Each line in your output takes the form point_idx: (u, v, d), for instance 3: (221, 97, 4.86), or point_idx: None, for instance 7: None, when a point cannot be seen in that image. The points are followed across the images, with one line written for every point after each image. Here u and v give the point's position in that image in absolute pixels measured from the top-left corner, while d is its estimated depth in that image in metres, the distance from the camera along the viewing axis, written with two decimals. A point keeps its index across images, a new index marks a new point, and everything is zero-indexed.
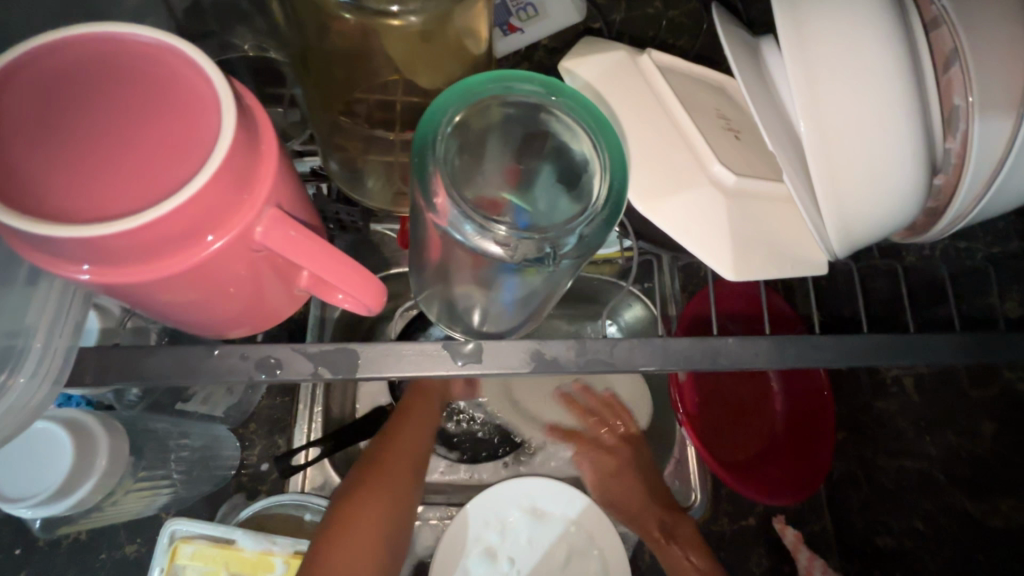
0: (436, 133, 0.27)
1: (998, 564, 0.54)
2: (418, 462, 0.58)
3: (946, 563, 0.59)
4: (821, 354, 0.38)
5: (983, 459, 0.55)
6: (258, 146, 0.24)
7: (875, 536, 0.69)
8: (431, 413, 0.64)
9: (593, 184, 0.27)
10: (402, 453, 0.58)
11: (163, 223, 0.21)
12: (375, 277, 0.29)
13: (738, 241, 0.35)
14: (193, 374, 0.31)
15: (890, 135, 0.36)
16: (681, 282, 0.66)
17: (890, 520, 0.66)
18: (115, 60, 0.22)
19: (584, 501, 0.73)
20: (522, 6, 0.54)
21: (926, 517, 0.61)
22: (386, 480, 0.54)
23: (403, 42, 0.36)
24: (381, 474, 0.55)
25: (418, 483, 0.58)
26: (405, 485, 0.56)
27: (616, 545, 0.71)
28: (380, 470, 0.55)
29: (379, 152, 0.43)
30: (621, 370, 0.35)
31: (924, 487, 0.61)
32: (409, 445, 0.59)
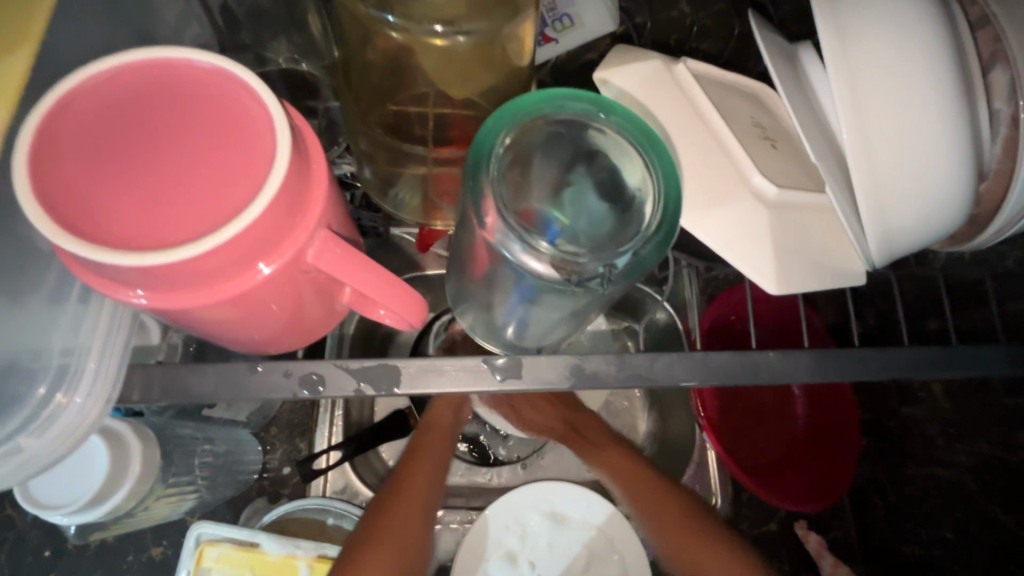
0: (488, 153, 0.27)
1: None
2: (431, 487, 0.60)
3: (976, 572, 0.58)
4: (861, 367, 0.37)
5: (1014, 468, 0.54)
6: (308, 169, 0.24)
7: (901, 544, 0.68)
8: (441, 450, 0.64)
9: (644, 206, 0.27)
10: (412, 493, 0.58)
11: (222, 250, 0.21)
12: (417, 293, 0.29)
13: (779, 254, 0.35)
14: (237, 390, 0.32)
15: (932, 146, 0.36)
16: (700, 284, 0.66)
17: (918, 528, 0.65)
18: (170, 85, 0.22)
19: (604, 506, 0.72)
20: (557, 15, 0.52)
21: (955, 525, 0.60)
22: (399, 523, 0.55)
23: (444, 58, 0.37)
24: (394, 517, 0.55)
25: (431, 507, 0.59)
26: (417, 527, 0.56)
27: (636, 550, 0.71)
28: (392, 512, 0.56)
29: (413, 167, 0.42)
30: (661, 385, 0.34)
31: (953, 495, 0.60)
32: (418, 486, 0.59)
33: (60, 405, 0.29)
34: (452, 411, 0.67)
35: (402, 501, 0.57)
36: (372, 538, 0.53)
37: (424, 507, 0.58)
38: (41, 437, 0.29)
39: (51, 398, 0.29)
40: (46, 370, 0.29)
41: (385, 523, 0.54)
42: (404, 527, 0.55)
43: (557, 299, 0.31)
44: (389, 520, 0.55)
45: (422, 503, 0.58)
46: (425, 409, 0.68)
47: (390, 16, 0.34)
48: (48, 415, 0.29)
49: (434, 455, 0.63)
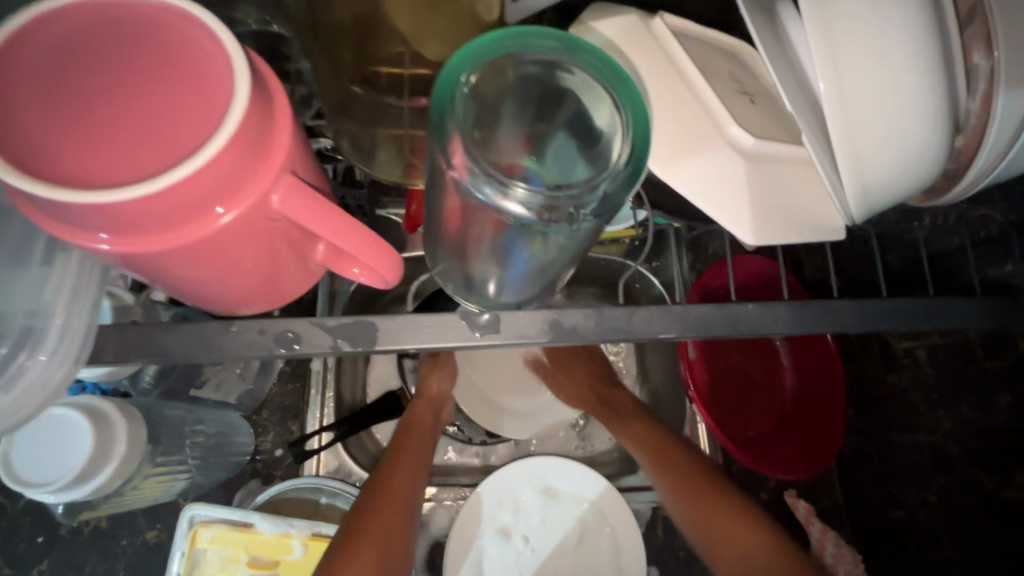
0: (453, 92, 0.26)
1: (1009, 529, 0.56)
2: (417, 479, 0.65)
3: (956, 530, 0.61)
4: (840, 320, 0.37)
5: (996, 429, 0.56)
6: (271, 112, 0.23)
7: (888, 509, 0.71)
8: (424, 444, 0.69)
9: (613, 144, 0.27)
10: (396, 485, 0.62)
11: (180, 188, 0.20)
12: (391, 248, 0.29)
13: (756, 204, 0.35)
14: (212, 349, 0.32)
15: (908, 92, 0.36)
16: (690, 260, 0.73)
17: (901, 493, 0.69)
18: (125, 23, 0.22)
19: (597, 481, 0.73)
20: None
21: (939, 489, 0.63)
22: (383, 524, 0.58)
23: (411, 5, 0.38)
24: (380, 509, 0.59)
25: (417, 496, 0.64)
26: (399, 528, 0.59)
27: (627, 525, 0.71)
28: (374, 515, 0.58)
29: (390, 124, 0.44)
30: (641, 339, 0.34)
31: (937, 459, 0.63)
32: (401, 483, 0.63)
33: (22, 365, 0.29)
34: (438, 404, 0.72)
35: (386, 499, 0.60)
36: (360, 529, 0.57)
37: (409, 497, 0.62)
38: (4, 397, 0.29)
39: (14, 357, 0.29)
40: (9, 330, 0.29)
41: (372, 514, 0.59)
42: (387, 523, 0.58)
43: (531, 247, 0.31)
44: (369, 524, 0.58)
45: (403, 505, 0.61)
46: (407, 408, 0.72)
47: None
48: (10, 374, 0.29)
49: (417, 451, 0.68)
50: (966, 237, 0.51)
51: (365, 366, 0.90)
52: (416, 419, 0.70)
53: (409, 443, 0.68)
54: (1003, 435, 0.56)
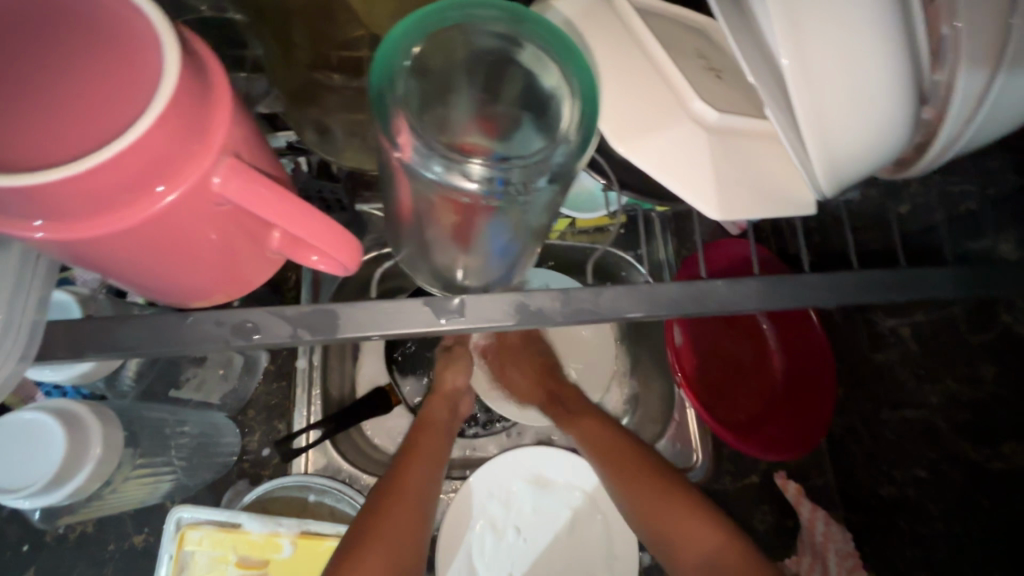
0: (395, 67, 0.27)
1: (998, 502, 0.63)
2: (433, 475, 0.65)
3: (948, 501, 0.69)
4: (812, 293, 0.37)
5: (983, 402, 0.63)
6: (209, 91, 0.23)
7: (880, 487, 0.80)
8: (440, 440, 0.70)
9: (562, 108, 0.27)
10: (413, 483, 0.63)
11: (110, 170, 0.20)
12: (353, 237, 0.29)
13: (722, 179, 0.35)
14: (165, 341, 0.31)
15: (870, 60, 0.35)
16: (675, 245, 0.78)
17: (894, 471, 0.77)
18: (54, 7, 0.22)
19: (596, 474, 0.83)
20: None
21: (928, 464, 0.71)
22: (395, 520, 0.59)
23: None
24: (392, 507, 0.60)
25: (433, 490, 0.64)
26: (416, 521, 0.60)
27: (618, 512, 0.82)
28: (390, 507, 0.60)
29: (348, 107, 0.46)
30: (608, 320, 0.34)
31: (928, 435, 0.71)
32: (415, 479, 0.63)
33: None
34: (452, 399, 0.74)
35: (399, 496, 0.61)
36: (373, 527, 0.58)
37: (423, 493, 0.63)
38: None
39: None
40: None
41: (385, 512, 0.60)
42: (401, 520, 0.59)
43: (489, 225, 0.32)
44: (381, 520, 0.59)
45: (418, 499, 0.62)
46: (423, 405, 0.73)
47: None
48: None
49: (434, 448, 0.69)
50: (941, 214, 0.56)
51: (354, 363, 0.89)
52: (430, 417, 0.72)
53: (427, 437, 0.70)
54: (990, 405, 0.62)
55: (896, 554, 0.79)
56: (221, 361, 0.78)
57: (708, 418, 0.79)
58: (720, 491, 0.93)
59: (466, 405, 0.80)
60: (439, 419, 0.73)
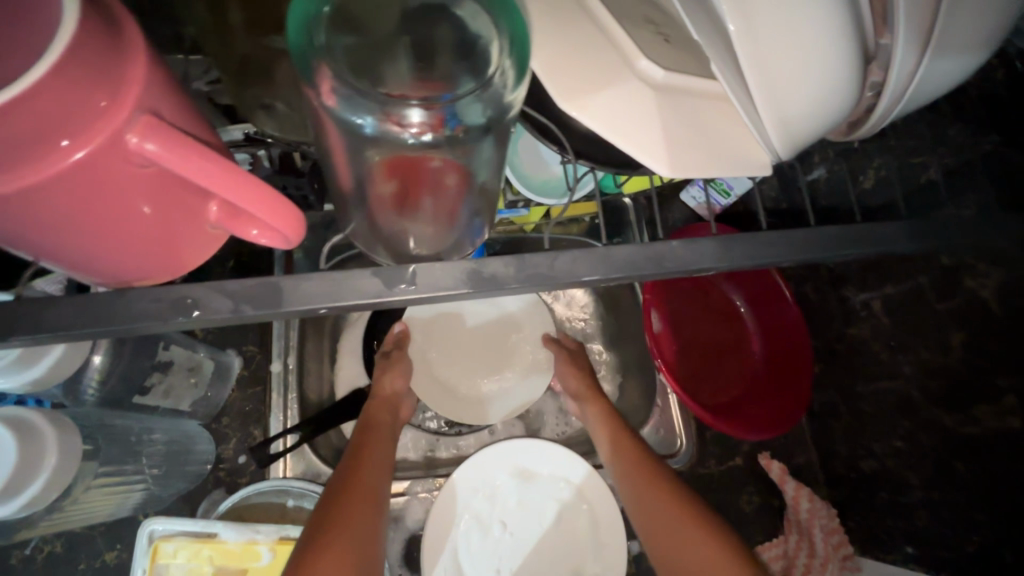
0: (311, 26, 0.30)
1: (972, 467, 0.69)
2: (383, 476, 0.66)
3: (924, 471, 0.75)
4: (769, 251, 0.38)
5: (953, 369, 0.70)
6: (121, 53, 0.24)
7: (859, 461, 0.86)
8: (387, 445, 0.72)
9: (490, 50, 0.31)
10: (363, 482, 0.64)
11: (7, 119, 0.21)
12: (294, 208, 0.29)
13: (670, 135, 0.36)
14: (99, 320, 0.32)
15: (809, 14, 0.34)
16: (649, 233, 0.79)
17: (871, 444, 0.84)
18: None
19: (585, 466, 0.87)
20: None
21: (903, 433, 0.78)
22: (351, 517, 0.59)
23: None
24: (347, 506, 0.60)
25: (383, 492, 0.65)
26: (370, 518, 0.61)
27: (603, 500, 0.86)
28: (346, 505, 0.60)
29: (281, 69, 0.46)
30: (564, 283, 0.34)
31: (902, 404, 0.78)
32: (367, 480, 0.64)
33: None
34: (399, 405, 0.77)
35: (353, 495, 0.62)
36: (329, 526, 0.58)
37: (375, 493, 0.64)
38: None
39: None
40: None
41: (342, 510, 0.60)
42: (356, 518, 0.59)
43: (444, 172, 0.39)
44: (336, 523, 0.58)
45: (371, 498, 0.62)
46: (365, 408, 0.76)
47: None
48: None
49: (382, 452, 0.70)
50: (901, 187, 0.61)
51: (333, 367, 0.92)
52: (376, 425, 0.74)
53: (374, 440, 0.72)
54: (955, 374, 0.70)
55: (887, 523, 0.81)
56: (189, 365, 0.78)
57: (692, 404, 0.85)
58: (705, 474, 0.95)
59: (405, 409, 0.83)
60: (382, 424, 0.75)
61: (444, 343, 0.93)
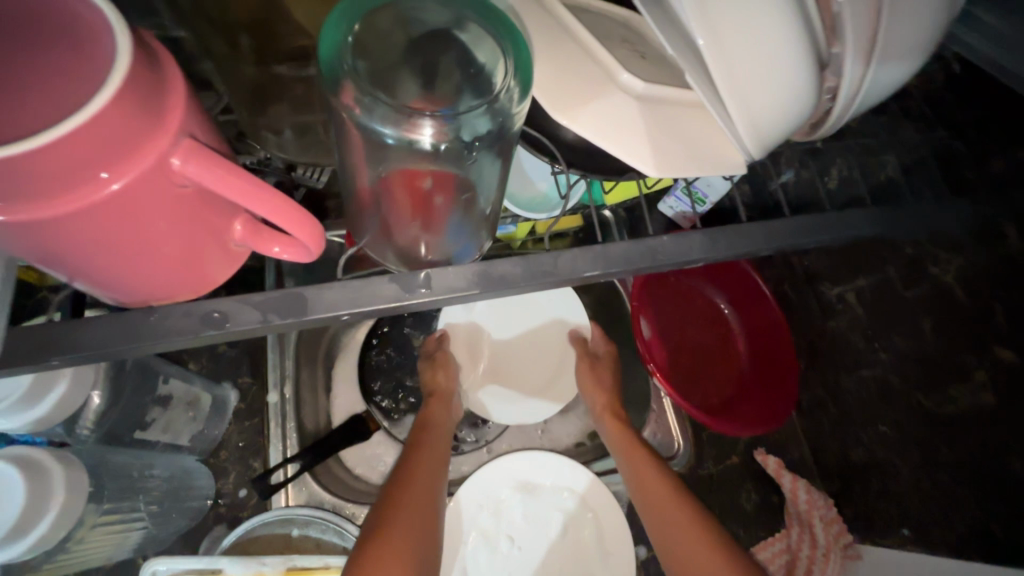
0: (337, 49, 0.34)
1: (954, 446, 0.72)
2: (434, 480, 0.72)
3: (910, 453, 0.79)
4: (751, 242, 0.41)
5: (928, 354, 0.75)
6: (164, 84, 0.27)
7: (851, 451, 0.89)
8: (440, 448, 0.78)
9: (495, 70, 0.35)
10: (419, 484, 0.70)
11: (69, 143, 0.24)
12: (317, 222, 0.32)
13: (655, 141, 0.39)
14: (134, 336, 0.36)
15: (775, 29, 0.38)
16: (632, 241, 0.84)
17: (861, 433, 0.87)
18: (22, 15, 0.26)
19: (587, 476, 0.88)
20: None
21: (889, 421, 0.82)
22: (411, 515, 0.65)
23: None
24: (405, 507, 0.66)
25: (438, 496, 0.72)
26: (427, 516, 0.67)
27: (606, 508, 0.87)
28: (404, 506, 0.66)
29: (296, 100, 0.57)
30: (567, 279, 0.38)
31: (883, 392, 0.83)
32: (422, 483, 0.70)
33: None
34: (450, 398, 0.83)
35: (410, 497, 0.68)
36: (391, 523, 0.63)
37: (431, 498, 0.70)
38: None
39: None
40: None
41: (402, 509, 0.65)
42: (412, 520, 0.65)
43: (436, 192, 0.45)
44: (389, 527, 0.63)
45: (424, 501, 0.68)
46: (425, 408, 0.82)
47: None
48: None
49: (435, 456, 0.76)
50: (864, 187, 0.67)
51: (328, 399, 0.91)
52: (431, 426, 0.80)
53: (429, 441, 0.78)
54: (929, 355, 0.75)
55: (878, 508, 0.85)
56: (187, 399, 0.79)
57: (687, 406, 0.87)
58: (704, 475, 0.99)
59: (456, 406, 0.88)
60: (441, 421, 0.82)
61: (486, 344, 0.93)
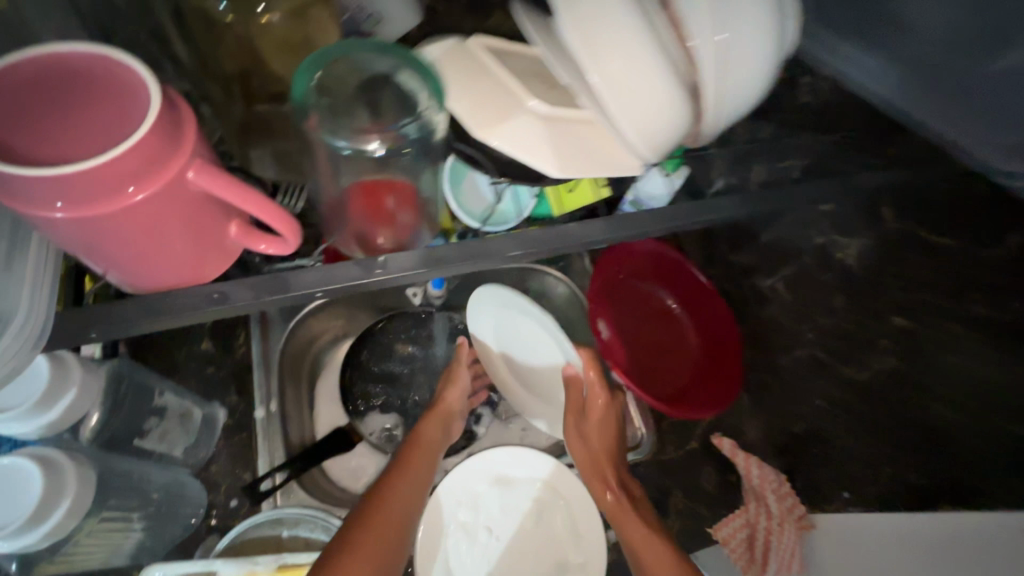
0: (306, 89, 0.47)
1: (886, 409, 0.82)
2: (416, 494, 0.80)
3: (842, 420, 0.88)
4: (641, 224, 0.57)
5: (846, 328, 0.86)
6: (183, 119, 0.40)
7: None
8: (428, 464, 0.86)
9: (420, 98, 0.48)
10: (395, 493, 0.78)
11: (122, 162, 0.36)
12: (291, 219, 0.45)
13: (557, 151, 0.53)
14: (156, 312, 0.49)
15: (647, 62, 0.49)
16: None
17: (800, 409, 0.93)
18: (92, 81, 0.39)
19: (554, 464, 0.95)
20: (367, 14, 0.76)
21: (824, 395, 0.89)
22: (384, 523, 0.73)
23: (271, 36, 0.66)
24: (382, 514, 0.74)
25: (415, 507, 0.79)
26: (397, 520, 0.75)
27: (576, 494, 0.94)
28: (379, 514, 0.74)
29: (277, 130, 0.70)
30: (497, 257, 0.53)
31: (818, 366, 0.90)
32: (396, 492, 0.78)
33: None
34: (446, 416, 0.92)
35: (384, 507, 0.75)
36: (362, 532, 0.71)
37: (401, 514, 0.76)
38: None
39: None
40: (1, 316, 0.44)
41: (378, 517, 0.73)
42: (384, 528, 0.73)
43: (396, 207, 0.58)
44: (362, 537, 0.70)
45: (393, 520, 0.74)
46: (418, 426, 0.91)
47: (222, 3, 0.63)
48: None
49: (420, 470, 0.84)
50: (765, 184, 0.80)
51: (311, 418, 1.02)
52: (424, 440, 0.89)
53: (415, 454, 0.86)
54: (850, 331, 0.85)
55: (824, 477, 0.89)
56: (180, 412, 0.86)
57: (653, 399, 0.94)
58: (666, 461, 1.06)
59: (456, 427, 0.97)
60: (432, 439, 0.91)
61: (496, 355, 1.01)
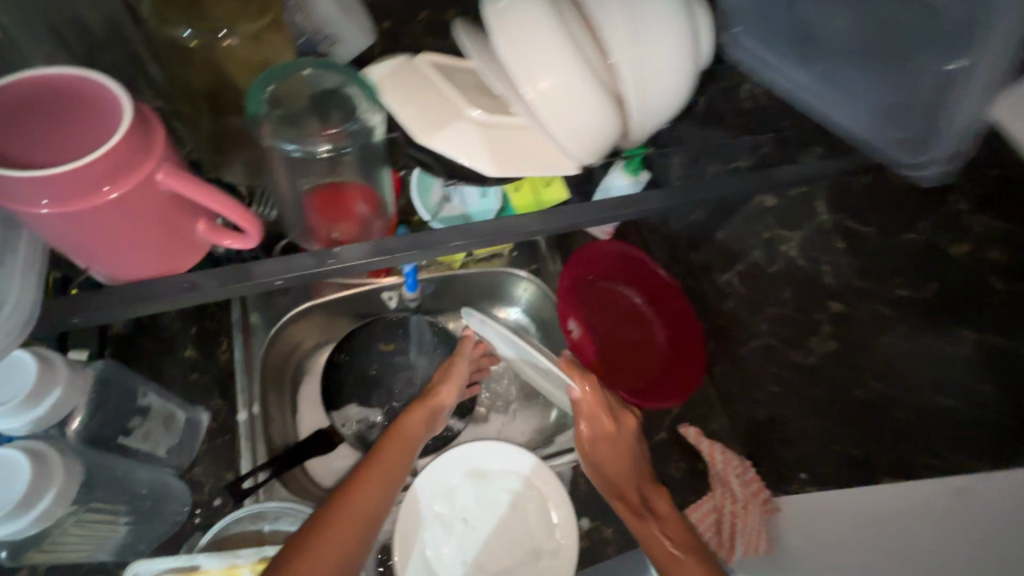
0: (260, 102, 0.61)
1: (830, 390, 0.87)
2: (389, 485, 0.84)
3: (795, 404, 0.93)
4: (572, 216, 0.66)
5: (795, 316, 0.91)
6: (153, 129, 0.46)
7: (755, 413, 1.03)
8: (406, 455, 0.89)
9: (356, 102, 0.63)
10: (366, 484, 0.82)
11: (99, 165, 0.42)
12: (252, 215, 0.51)
13: (492, 153, 0.61)
14: (136, 300, 0.54)
15: (573, 75, 0.55)
16: None
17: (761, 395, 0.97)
18: (74, 98, 0.45)
19: (534, 460, 1.00)
20: (323, 36, 0.83)
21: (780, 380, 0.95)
22: (348, 515, 0.77)
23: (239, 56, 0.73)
24: (347, 506, 0.78)
25: (388, 495, 0.83)
26: (365, 513, 0.79)
27: (550, 485, 0.99)
28: (346, 505, 0.78)
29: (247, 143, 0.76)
30: (438, 247, 0.63)
31: (771, 354, 0.97)
32: (369, 483, 0.82)
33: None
34: (433, 410, 0.94)
35: (354, 497, 0.79)
36: (327, 522, 0.75)
37: (372, 504, 0.80)
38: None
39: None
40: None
41: (345, 508, 0.77)
42: (349, 519, 0.77)
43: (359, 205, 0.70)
44: (325, 529, 0.74)
45: (360, 517, 0.78)
46: (404, 419, 0.93)
47: (189, 31, 0.69)
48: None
49: (395, 460, 0.88)
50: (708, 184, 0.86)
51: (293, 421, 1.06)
52: (406, 431, 0.92)
53: (394, 445, 0.89)
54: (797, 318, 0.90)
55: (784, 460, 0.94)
56: (164, 414, 0.90)
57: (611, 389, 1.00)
58: None
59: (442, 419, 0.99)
60: (416, 429, 0.93)
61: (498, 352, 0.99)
